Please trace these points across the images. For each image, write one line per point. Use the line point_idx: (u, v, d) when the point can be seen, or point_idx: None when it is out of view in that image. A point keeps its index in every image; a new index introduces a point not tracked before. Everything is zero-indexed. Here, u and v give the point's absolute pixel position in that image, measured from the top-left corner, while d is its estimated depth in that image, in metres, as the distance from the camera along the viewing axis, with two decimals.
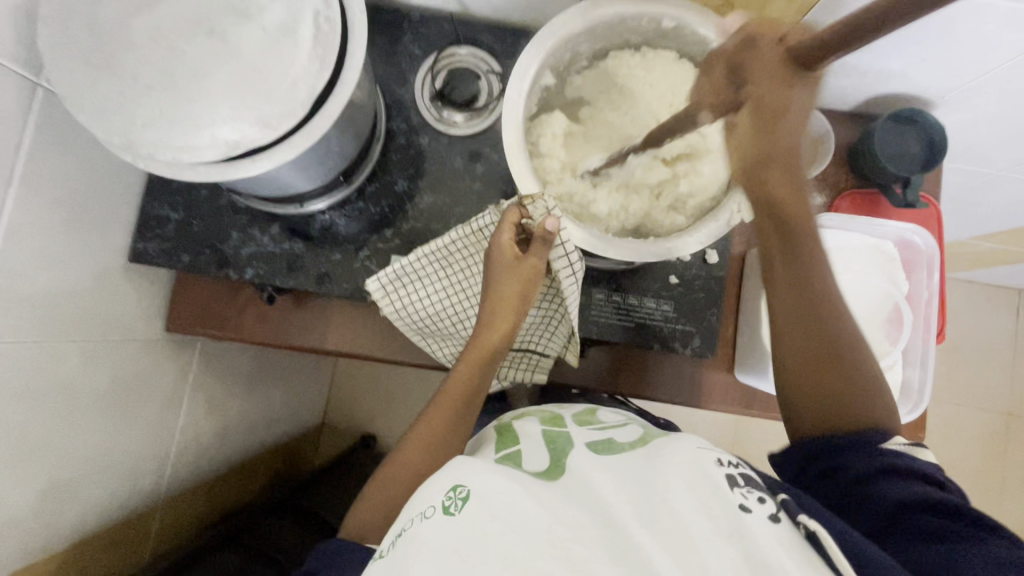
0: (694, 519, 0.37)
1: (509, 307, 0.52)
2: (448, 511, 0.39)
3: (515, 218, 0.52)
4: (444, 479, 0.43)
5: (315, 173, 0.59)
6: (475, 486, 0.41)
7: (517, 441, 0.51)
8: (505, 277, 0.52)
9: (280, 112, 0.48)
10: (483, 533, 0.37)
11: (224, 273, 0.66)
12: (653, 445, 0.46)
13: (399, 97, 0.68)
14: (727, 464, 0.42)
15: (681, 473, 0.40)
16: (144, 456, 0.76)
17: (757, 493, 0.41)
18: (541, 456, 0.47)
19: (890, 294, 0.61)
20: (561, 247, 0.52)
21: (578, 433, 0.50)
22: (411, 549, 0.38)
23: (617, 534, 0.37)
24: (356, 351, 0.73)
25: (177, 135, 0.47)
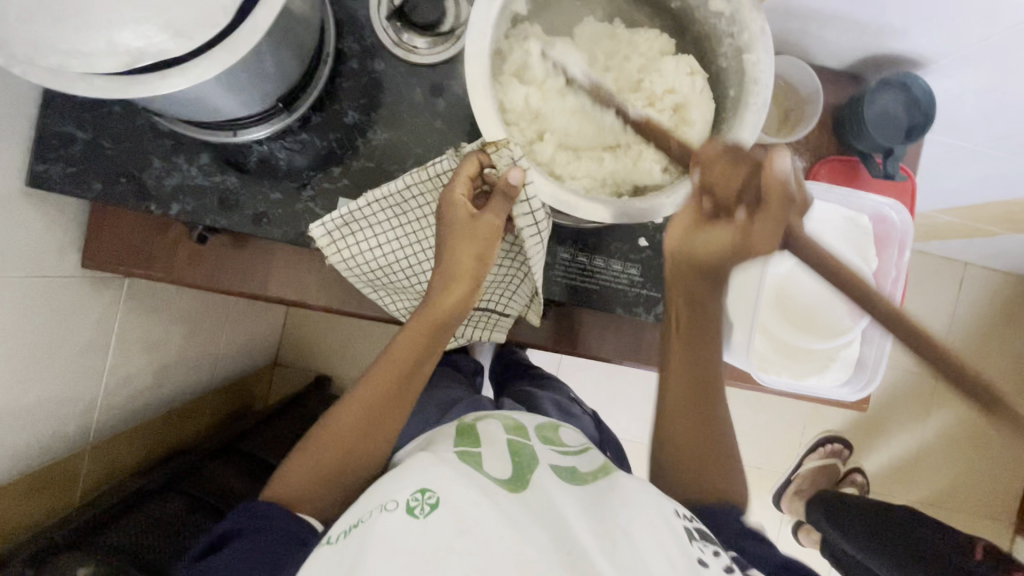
0: (651, 562, 0.38)
1: (464, 271, 0.49)
2: (414, 513, 0.38)
3: (474, 167, 0.47)
4: (409, 476, 0.41)
5: (248, 97, 0.50)
6: (447, 493, 0.39)
7: (479, 443, 0.47)
8: (460, 238, 0.48)
9: (195, 17, 0.40)
10: (450, 544, 0.36)
11: (144, 205, 0.58)
12: (616, 479, 0.46)
13: (352, 13, 0.59)
14: (683, 516, 0.44)
15: (641, 512, 0.42)
16: (63, 401, 0.70)
17: (712, 547, 0.43)
18: (502, 462, 0.45)
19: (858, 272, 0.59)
20: (527, 204, 0.47)
21: (542, 449, 0.48)
22: (369, 540, 0.37)
23: (581, 565, 0.36)
24: (300, 300, 0.67)
25: (63, 37, 0.38)
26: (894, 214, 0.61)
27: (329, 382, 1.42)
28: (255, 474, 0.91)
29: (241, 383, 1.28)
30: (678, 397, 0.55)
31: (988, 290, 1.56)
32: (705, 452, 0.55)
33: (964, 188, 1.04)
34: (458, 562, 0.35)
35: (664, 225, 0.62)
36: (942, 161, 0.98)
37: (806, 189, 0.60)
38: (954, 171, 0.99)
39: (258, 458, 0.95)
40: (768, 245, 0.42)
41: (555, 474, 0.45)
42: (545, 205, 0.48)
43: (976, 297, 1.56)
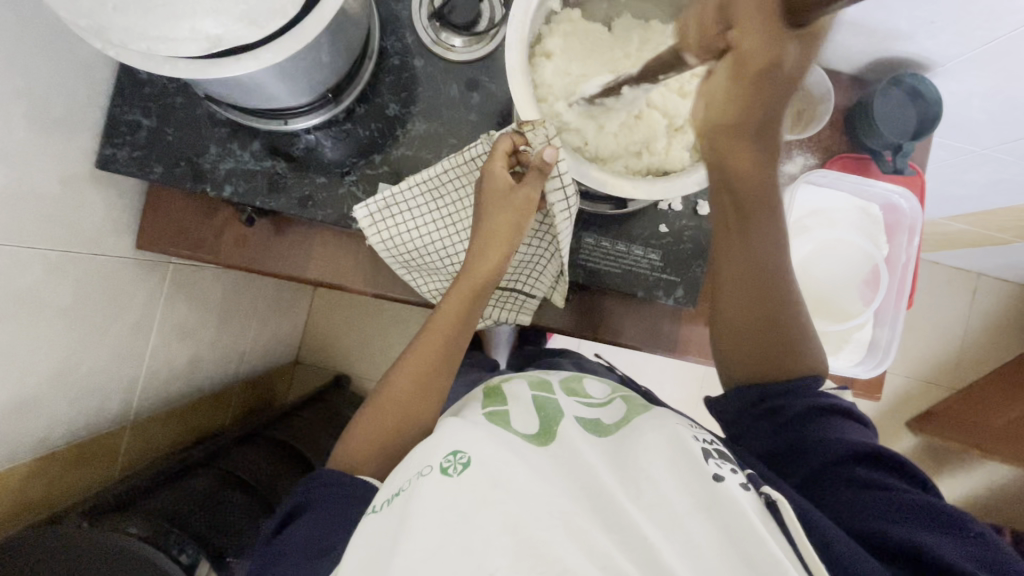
0: (674, 496, 0.40)
1: (504, 238, 0.53)
2: (447, 473, 0.41)
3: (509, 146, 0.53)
4: (443, 441, 0.44)
5: (303, 86, 0.55)
6: (476, 455, 0.42)
7: (505, 401, 0.53)
8: (500, 210, 0.53)
9: (268, 9, 0.45)
10: (483, 498, 0.39)
11: (199, 187, 0.62)
12: (637, 424, 0.49)
13: (395, 14, 0.64)
14: (702, 440, 0.46)
15: (658, 446, 0.44)
16: (109, 375, 0.74)
17: (729, 465, 0.45)
18: (530, 416, 0.50)
19: (870, 257, 0.63)
20: (558, 179, 0.52)
21: (566, 402, 0.53)
22: (409, 502, 0.40)
23: (611, 505, 0.40)
24: (338, 283, 0.71)
25: (153, 23, 0.43)
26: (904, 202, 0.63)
27: (349, 380, 1.46)
28: (281, 458, 0.94)
29: (264, 378, 1.32)
30: (734, 308, 0.54)
31: (1003, 301, 1.56)
32: (776, 352, 0.53)
33: (974, 194, 1.07)
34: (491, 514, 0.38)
35: (683, 212, 0.66)
36: (952, 166, 1.01)
37: (819, 177, 0.63)
38: (964, 177, 1.02)
39: (287, 442, 0.99)
40: (757, 182, 0.48)
41: (578, 425, 0.49)
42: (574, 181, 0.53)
43: (990, 308, 1.56)
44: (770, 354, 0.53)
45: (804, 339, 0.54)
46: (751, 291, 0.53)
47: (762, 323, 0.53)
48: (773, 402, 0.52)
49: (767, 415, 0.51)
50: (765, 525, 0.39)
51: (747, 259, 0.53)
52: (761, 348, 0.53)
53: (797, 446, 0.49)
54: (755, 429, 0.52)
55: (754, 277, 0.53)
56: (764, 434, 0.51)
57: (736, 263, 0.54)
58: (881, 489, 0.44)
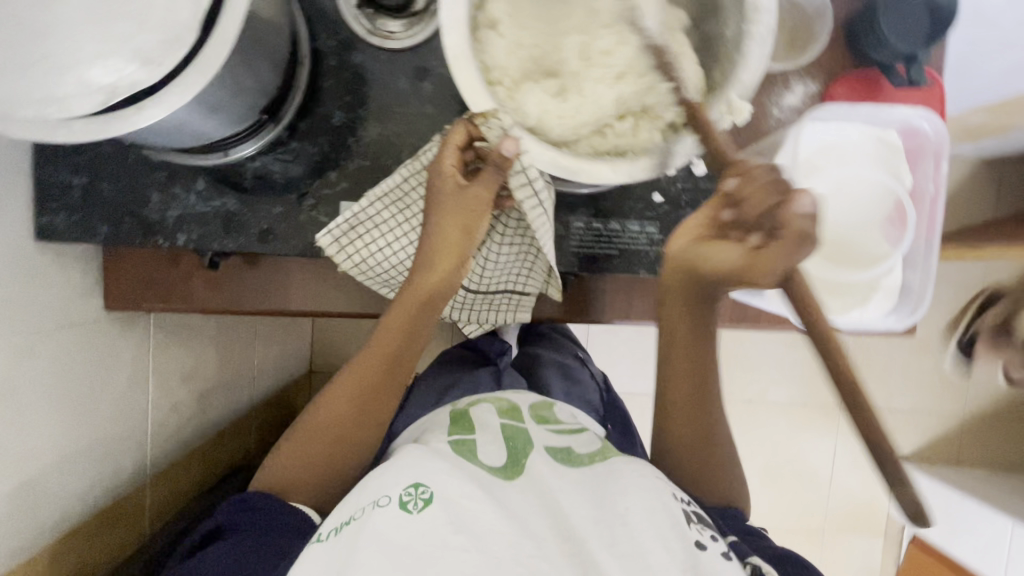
0: (653, 549, 0.36)
1: (450, 247, 0.50)
2: (407, 509, 0.37)
3: (462, 137, 0.47)
4: (403, 471, 0.40)
5: (231, 114, 0.49)
6: (439, 488, 0.38)
7: (471, 429, 0.48)
8: (445, 212, 0.49)
9: (162, 41, 0.38)
10: (443, 544, 0.35)
11: (152, 241, 0.58)
12: (611, 462, 0.44)
13: (319, 7, 0.56)
14: (681, 500, 0.43)
15: (637, 494, 0.40)
16: (114, 440, 0.72)
17: (710, 531, 0.42)
18: (496, 449, 0.45)
19: (892, 191, 0.56)
20: (522, 172, 0.46)
21: (536, 431, 0.48)
22: (360, 538, 0.37)
23: (584, 556, 0.36)
24: (321, 309, 0.67)
25: (34, 85, 0.37)
26: (925, 122, 0.56)
27: None
28: None
29: (281, 396, 1.31)
30: (683, 407, 0.57)
31: None
32: (703, 459, 0.58)
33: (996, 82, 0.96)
34: (449, 562, 0.34)
35: (677, 175, 0.59)
36: (970, 58, 0.90)
37: (827, 108, 0.56)
38: (985, 66, 0.92)
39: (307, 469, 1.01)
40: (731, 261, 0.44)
41: (550, 459, 0.44)
42: (540, 172, 0.47)
43: None
44: (701, 458, 0.58)
45: (723, 476, 0.59)
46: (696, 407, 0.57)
47: (704, 433, 0.57)
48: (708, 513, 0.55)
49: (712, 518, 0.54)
50: None
51: (695, 360, 0.55)
52: (693, 451, 0.57)
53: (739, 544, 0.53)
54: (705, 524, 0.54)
55: (699, 378, 0.56)
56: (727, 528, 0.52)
57: (683, 387, 0.56)
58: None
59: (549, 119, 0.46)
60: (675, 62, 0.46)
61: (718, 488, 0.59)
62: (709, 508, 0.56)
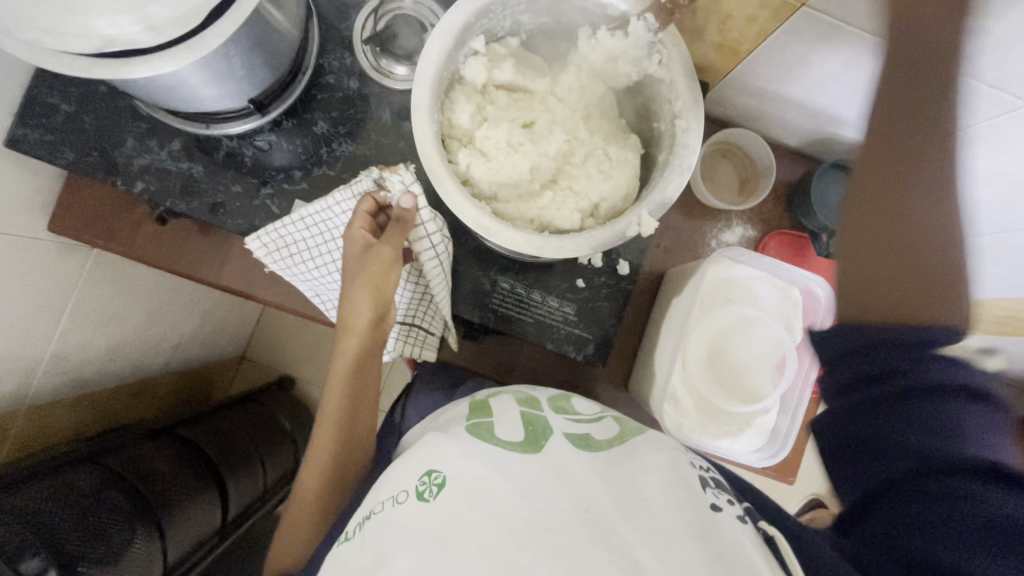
0: (671, 521, 0.38)
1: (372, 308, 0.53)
2: (423, 497, 0.43)
3: (368, 208, 0.53)
4: (418, 465, 0.47)
5: (220, 94, 0.54)
6: (451, 473, 0.44)
7: (491, 414, 0.53)
8: (360, 277, 0.53)
9: (169, 17, 0.43)
10: (461, 521, 0.40)
11: (111, 181, 0.61)
12: (631, 446, 0.47)
13: (336, 32, 0.63)
14: (699, 467, 0.45)
15: (659, 470, 0.43)
16: (2, 359, 0.71)
17: (726, 496, 0.43)
18: (515, 429, 0.49)
19: (781, 342, 0.60)
20: (421, 229, 0.54)
21: (554, 419, 0.51)
22: (386, 529, 0.43)
23: (603, 524, 0.38)
24: (251, 293, 0.70)
25: (43, 17, 0.42)
26: (822, 289, 0.61)
27: (291, 383, 1.44)
28: (189, 459, 0.91)
29: (201, 371, 1.29)
30: (861, 214, 0.39)
31: None
32: (896, 264, 0.38)
33: None
34: (469, 536, 0.39)
35: (603, 268, 0.64)
36: None
37: (736, 254, 0.61)
38: None
39: (200, 450, 0.95)
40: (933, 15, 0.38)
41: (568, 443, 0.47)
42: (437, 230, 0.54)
43: None
44: (889, 269, 0.38)
45: (943, 289, 0.37)
46: (902, 273, 0.38)
47: (891, 227, 0.38)
48: (876, 435, 0.36)
49: (872, 389, 0.37)
50: (762, 555, 0.36)
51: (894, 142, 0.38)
52: (879, 232, 0.38)
53: (885, 484, 0.36)
54: (845, 470, 0.38)
55: (888, 160, 0.39)
56: (854, 468, 0.37)
57: (859, 187, 0.40)
58: (971, 502, 0.32)
59: (490, 183, 0.50)
60: (611, 170, 0.52)
61: (930, 304, 0.36)
62: (883, 379, 0.37)
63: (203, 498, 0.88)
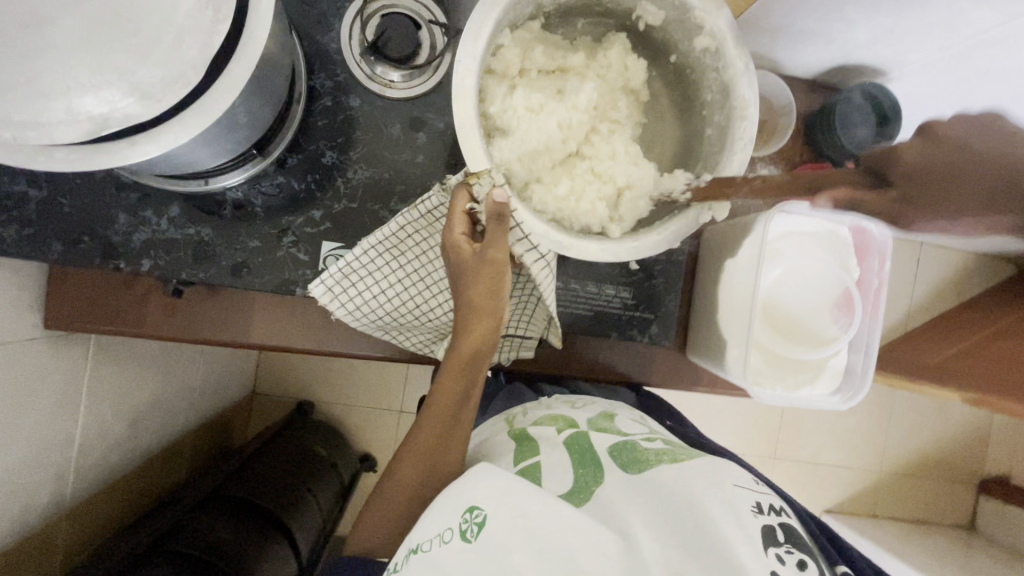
0: None
1: (481, 314, 0.48)
2: (466, 537, 0.43)
3: (463, 200, 0.46)
4: (458, 500, 0.46)
5: (222, 148, 0.47)
6: (491, 510, 0.44)
7: (537, 450, 0.52)
8: (466, 276, 0.46)
9: (164, 78, 0.37)
10: (503, 564, 0.41)
11: (111, 264, 0.54)
12: (679, 466, 0.48)
13: (321, 47, 0.56)
14: (766, 512, 0.43)
15: (713, 517, 0.41)
16: (31, 473, 0.65)
17: (796, 553, 0.41)
18: (567, 472, 0.49)
19: (841, 280, 0.61)
20: (517, 229, 0.47)
21: (600, 445, 0.52)
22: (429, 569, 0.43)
23: None
24: (286, 347, 0.64)
25: (16, 107, 0.35)
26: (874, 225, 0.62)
27: (312, 407, 1.39)
28: (250, 522, 0.88)
29: (220, 419, 1.23)
30: None
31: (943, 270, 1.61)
32: None
33: None
34: None
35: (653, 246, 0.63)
36: None
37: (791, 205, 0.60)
38: None
39: (256, 504, 0.93)
40: None
41: (619, 471, 0.49)
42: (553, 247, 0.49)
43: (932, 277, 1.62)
44: None
45: None
46: None
47: None
48: None
49: None
50: None
51: None
52: None
53: None
54: None
55: None
56: None
57: None
58: None
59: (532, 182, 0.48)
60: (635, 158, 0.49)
61: None
62: None
63: (267, 567, 0.84)
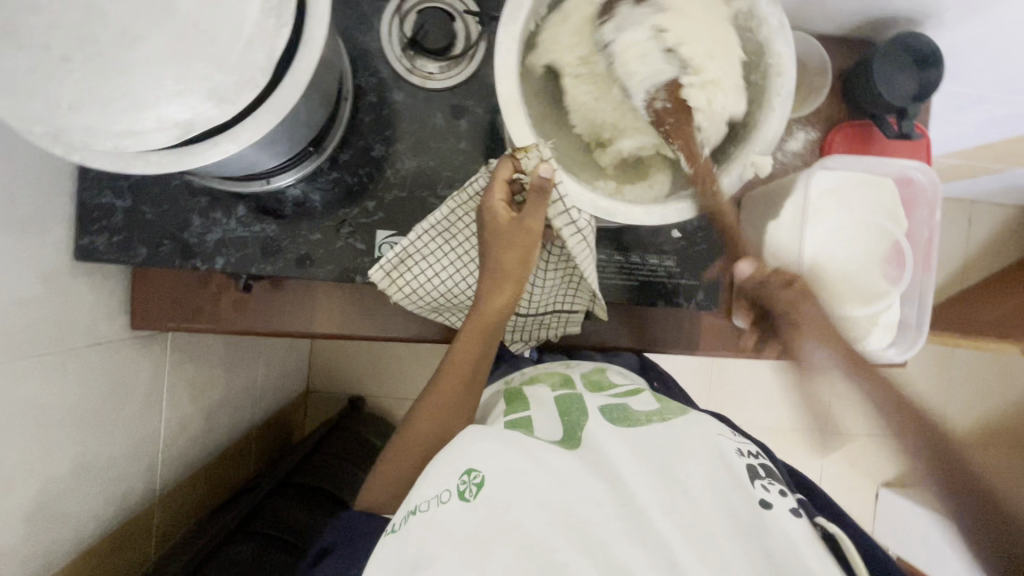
0: (712, 518, 0.40)
1: (510, 282, 0.49)
2: (464, 498, 0.41)
3: (507, 173, 0.47)
4: (456, 460, 0.44)
5: (285, 146, 0.51)
6: (490, 471, 0.42)
7: (528, 406, 0.53)
8: (499, 241, 0.47)
9: (238, 81, 0.40)
10: (501, 522, 0.39)
11: (189, 264, 0.59)
12: (669, 423, 0.47)
13: (364, 46, 0.60)
14: (747, 455, 0.46)
15: (701, 458, 0.43)
16: (129, 460, 0.72)
17: (776, 485, 0.43)
18: (553, 425, 0.49)
19: (888, 233, 0.61)
20: (561, 204, 0.48)
21: (588, 400, 0.52)
22: (426, 531, 0.41)
23: (640, 522, 0.40)
24: (346, 333, 0.68)
25: (114, 118, 0.39)
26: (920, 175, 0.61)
27: (363, 401, 1.45)
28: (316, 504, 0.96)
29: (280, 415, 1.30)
30: None
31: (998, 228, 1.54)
32: None
33: (968, 130, 1.04)
34: (512, 539, 0.38)
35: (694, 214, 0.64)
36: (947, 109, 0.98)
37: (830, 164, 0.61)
38: (961, 117, 0.99)
39: (320, 489, 1.00)
40: None
41: (607, 421, 0.48)
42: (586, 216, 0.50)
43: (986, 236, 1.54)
44: None
45: None
46: None
47: None
48: None
49: None
50: (818, 557, 0.38)
51: None
52: None
53: None
54: None
55: None
56: None
57: None
58: None
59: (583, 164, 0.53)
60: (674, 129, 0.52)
61: None
62: None
63: None
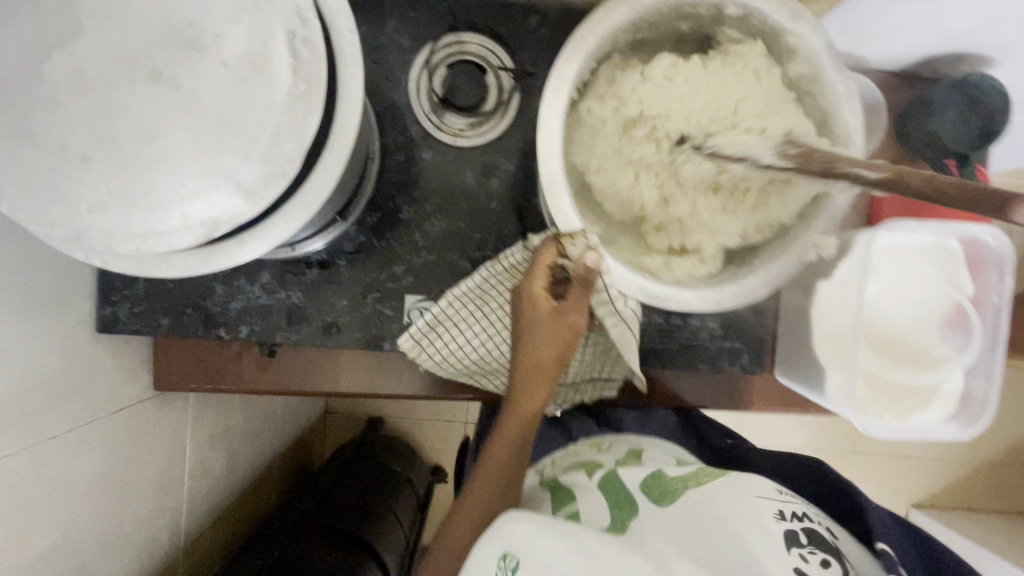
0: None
1: (548, 371, 0.47)
2: None
3: (550, 256, 0.43)
4: (490, 543, 0.41)
5: (312, 221, 0.49)
6: (525, 553, 0.39)
7: (573, 497, 0.50)
8: (539, 332, 0.45)
9: (266, 175, 0.38)
10: None
11: (213, 333, 0.57)
12: (705, 488, 0.47)
13: (391, 102, 0.57)
14: (789, 518, 0.43)
15: (737, 523, 0.41)
16: (155, 515, 0.71)
17: (820, 552, 0.41)
18: (602, 514, 0.46)
19: (951, 297, 0.56)
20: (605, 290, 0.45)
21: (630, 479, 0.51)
22: None
23: None
24: (373, 394, 0.66)
25: (137, 219, 0.37)
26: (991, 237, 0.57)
27: (382, 424, 1.44)
28: (339, 542, 0.95)
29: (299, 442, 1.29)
30: None
31: None
32: None
33: None
34: None
35: None
36: None
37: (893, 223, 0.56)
38: None
39: (342, 530, 0.98)
40: None
41: (648, 499, 0.47)
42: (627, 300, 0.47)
43: None
44: None
45: None
46: None
47: None
48: None
49: None
50: None
51: None
52: None
53: None
54: None
55: None
56: None
57: None
58: None
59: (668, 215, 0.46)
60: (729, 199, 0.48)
61: None
62: None
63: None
